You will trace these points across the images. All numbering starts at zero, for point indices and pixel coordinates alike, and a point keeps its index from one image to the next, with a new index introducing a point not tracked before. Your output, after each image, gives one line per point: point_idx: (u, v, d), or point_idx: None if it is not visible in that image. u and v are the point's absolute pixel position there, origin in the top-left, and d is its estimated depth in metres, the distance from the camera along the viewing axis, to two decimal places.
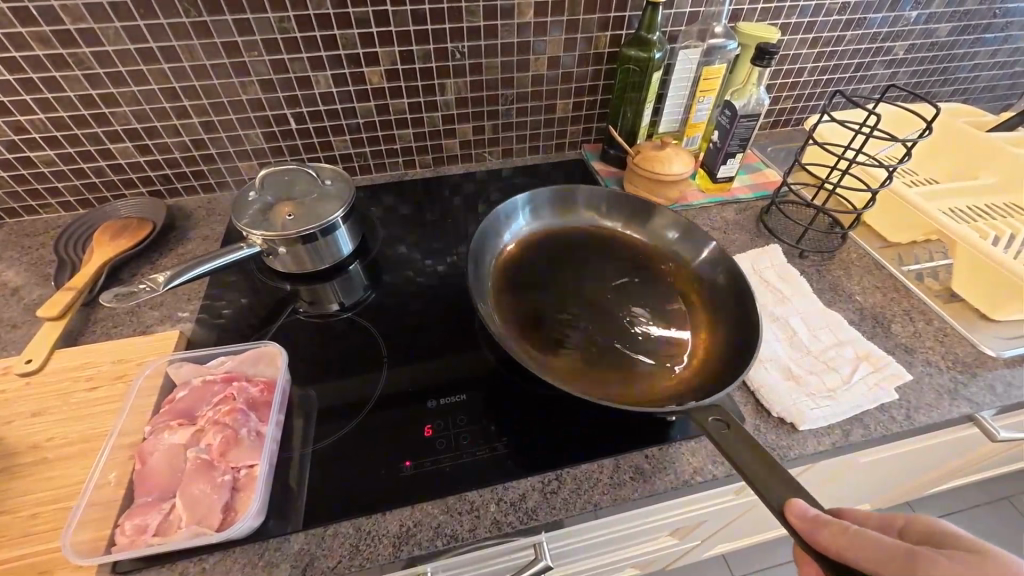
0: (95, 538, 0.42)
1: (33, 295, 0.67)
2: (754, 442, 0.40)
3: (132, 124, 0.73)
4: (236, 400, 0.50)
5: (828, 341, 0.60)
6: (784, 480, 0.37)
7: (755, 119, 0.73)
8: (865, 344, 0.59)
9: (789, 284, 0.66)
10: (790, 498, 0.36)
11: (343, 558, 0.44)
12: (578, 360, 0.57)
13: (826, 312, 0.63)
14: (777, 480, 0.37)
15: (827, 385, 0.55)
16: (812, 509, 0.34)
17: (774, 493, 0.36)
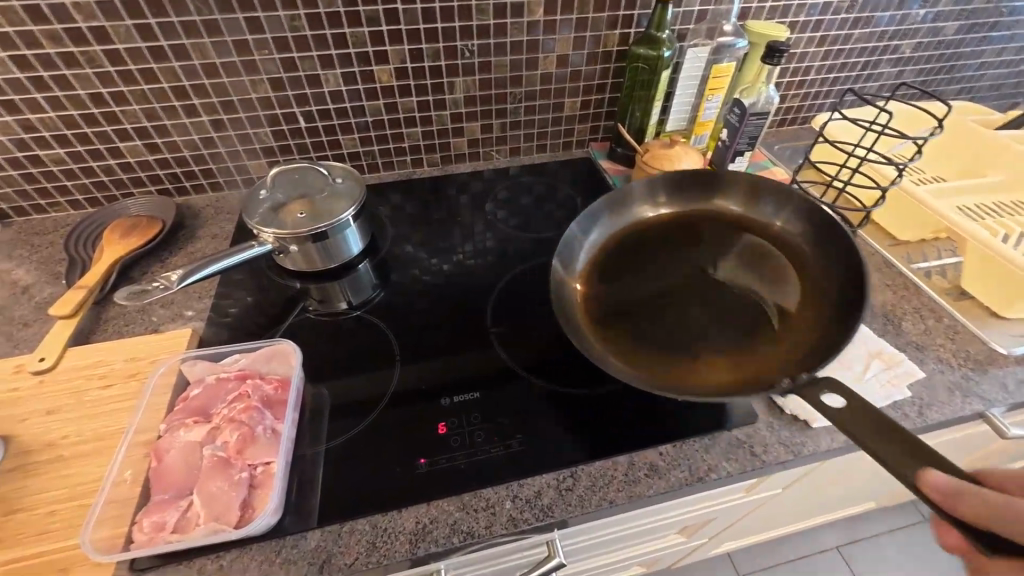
0: (114, 535, 0.42)
1: (44, 294, 0.67)
2: (877, 415, 0.38)
3: (142, 122, 0.73)
4: (250, 397, 0.50)
5: None
6: (912, 451, 0.36)
7: (765, 116, 0.74)
8: (877, 341, 0.60)
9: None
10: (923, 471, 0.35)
11: (361, 554, 0.44)
12: (695, 366, 0.55)
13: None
14: (902, 452, 0.36)
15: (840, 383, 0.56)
16: (948, 479, 0.34)
17: (907, 468, 0.35)
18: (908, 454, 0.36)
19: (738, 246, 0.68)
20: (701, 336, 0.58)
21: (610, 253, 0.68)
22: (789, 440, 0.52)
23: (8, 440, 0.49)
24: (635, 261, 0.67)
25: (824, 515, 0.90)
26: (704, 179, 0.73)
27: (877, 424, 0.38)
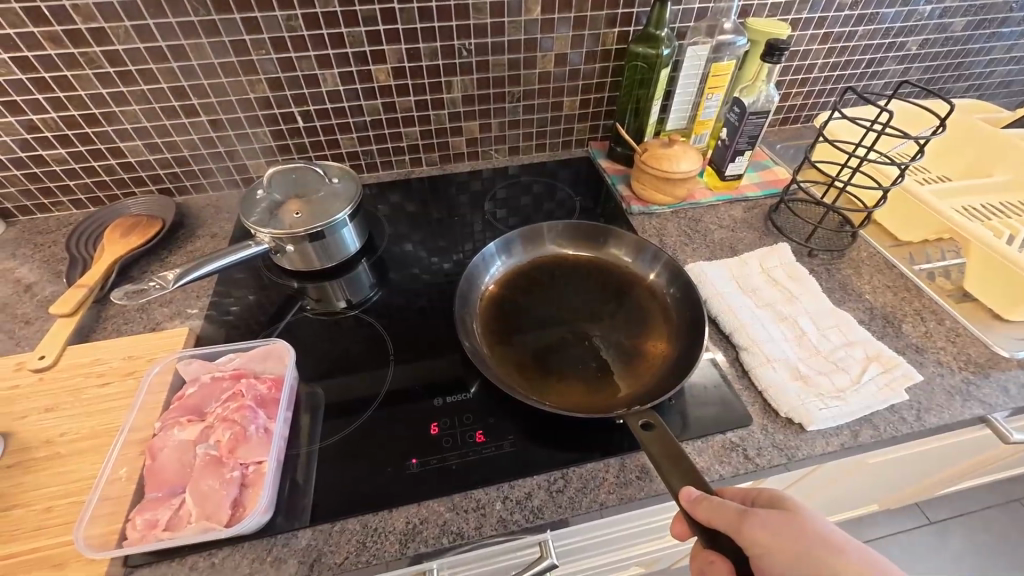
0: (107, 533, 0.42)
1: (46, 292, 0.68)
2: (670, 440, 0.43)
3: (142, 122, 0.73)
4: (244, 396, 0.50)
5: (838, 342, 0.59)
6: (685, 472, 0.40)
7: (765, 116, 0.73)
8: (877, 345, 0.58)
9: (797, 284, 0.65)
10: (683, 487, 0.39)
11: (350, 554, 0.44)
12: (582, 395, 0.55)
13: (835, 312, 0.62)
14: (675, 469, 0.40)
15: (837, 387, 0.54)
16: (697, 491, 0.37)
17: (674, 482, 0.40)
18: (684, 477, 0.40)
19: (627, 291, 0.67)
20: (585, 368, 0.58)
21: (513, 288, 0.67)
22: (784, 443, 0.52)
23: (8, 436, 0.49)
24: (532, 298, 0.66)
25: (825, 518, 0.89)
26: (593, 230, 0.71)
27: (672, 452, 0.42)
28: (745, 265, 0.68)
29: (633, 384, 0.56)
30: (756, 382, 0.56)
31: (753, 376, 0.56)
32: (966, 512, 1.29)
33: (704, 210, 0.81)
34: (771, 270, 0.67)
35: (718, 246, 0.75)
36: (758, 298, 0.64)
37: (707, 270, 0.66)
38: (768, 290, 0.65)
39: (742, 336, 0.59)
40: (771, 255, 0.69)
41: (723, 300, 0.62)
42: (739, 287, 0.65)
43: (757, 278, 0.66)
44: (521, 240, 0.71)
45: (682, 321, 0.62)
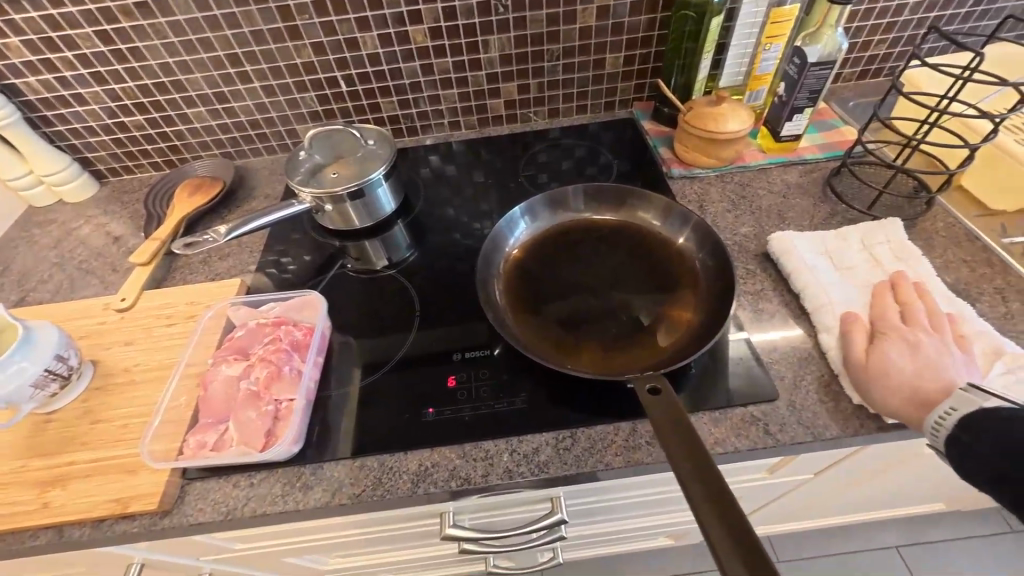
0: (167, 449, 0.49)
1: (129, 244, 0.77)
2: (674, 405, 0.42)
3: (204, 89, 0.79)
4: (281, 340, 0.55)
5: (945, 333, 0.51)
6: (684, 437, 0.39)
7: (830, 67, 0.65)
8: (997, 339, 0.50)
9: (904, 266, 0.58)
10: (682, 455, 0.37)
11: (367, 487, 0.48)
12: (597, 359, 0.55)
13: (949, 300, 0.54)
14: (677, 436, 0.39)
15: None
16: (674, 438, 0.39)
17: (672, 447, 0.38)
18: (682, 439, 0.39)
19: (653, 258, 0.64)
20: (603, 333, 0.57)
21: (538, 250, 0.67)
22: (813, 421, 0.48)
23: (97, 363, 0.58)
24: (557, 262, 0.65)
25: (875, 511, 0.83)
26: (625, 193, 0.69)
27: (674, 413, 0.41)
28: (842, 240, 0.61)
29: (651, 351, 0.55)
30: (834, 363, 0.52)
31: (831, 356, 0.52)
32: None
33: (754, 173, 0.75)
34: (872, 245, 0.60)
35: (765, 213, 0.69)
36: (848, 276, 0.58)
37: (792, 242, 0.61)
38: (863, 268, 0.58)
39: (826, 314, 0.54)
40: (875, 230, 0.61)
41: (806, 277, 0.57)
42: (832, 264, 0.59)
43: (851, 256, 0.59)
44: (551, 203, 0.70)
45: (711, 289, 0.58)
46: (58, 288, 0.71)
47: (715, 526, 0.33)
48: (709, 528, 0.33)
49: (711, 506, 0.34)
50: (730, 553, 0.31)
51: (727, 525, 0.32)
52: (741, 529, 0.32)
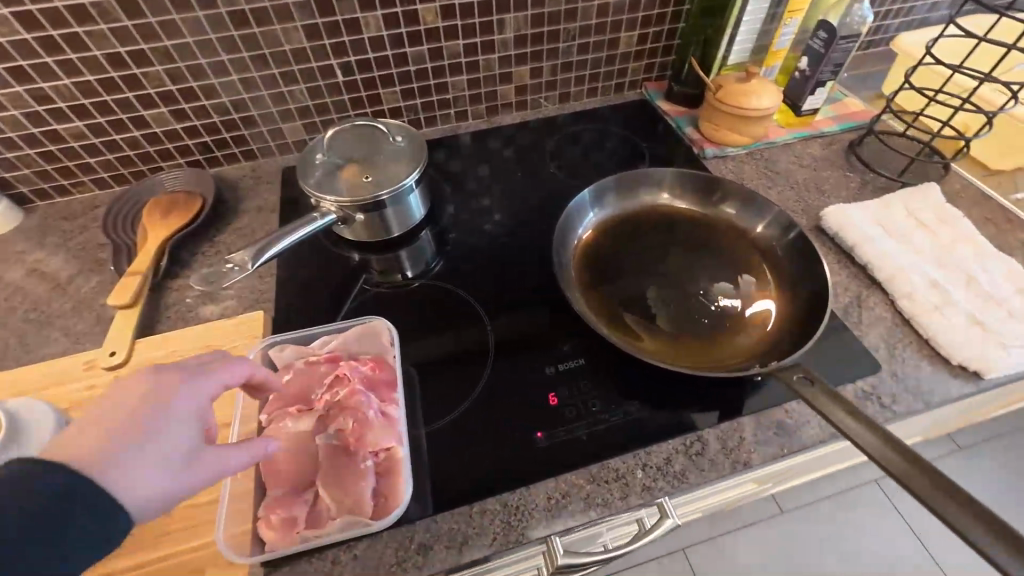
0: (240, 533, 0.40)
1: (91, 283, 0.62)
2: (836, 394, 0.40)
3: (166, 85, 0.64)
4: (351, 380, 0.46)
5: (1012, 290, 0.54)
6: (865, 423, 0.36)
7: (854, 39, 0.67)
8: None
9: (951, 227, 0.60)
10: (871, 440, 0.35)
11: (498, 535, 0.42)
12: (692, 350, 0.53)
13: (1000, 257, 0.57)
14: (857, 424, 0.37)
15: (1023, 336, 0.50)
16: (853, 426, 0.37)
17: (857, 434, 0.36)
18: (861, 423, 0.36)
19: (720, 245, 0.63)
20: (690, 323, 0.55)
21: (604, 240, 0.63)
22: (918, 387, 0.50)
23: None
24: (626, 252, 0.62)
25: None
26: (685, 177, 0.66)
27: (836, 399, 0.40)
28: (888, 207, 0.63)
29: (745, 341, 0.53)
30: (919, 328, 0.53)
31: (917, 322, 0.53)
32: (998, 435, 1.33)
33: (780, 149, 0.76)
34: (917, 211, 0.62)
35: (803, 186, 0.70)
36: (909, 244, 0.59)
37: (848, 214, 0.62)
38: (919, 234, 0.60)
39: (901, 283, 0.55)
40: (917, 196, 0.64)
41: (870, 247, 0.59)
42: (890, 233, 0.61)
43: (905, 222, 0.61)
44: (614, 190, 0.66)
45: (790, 271, 0.58)
46: (4, 350, 0.55)
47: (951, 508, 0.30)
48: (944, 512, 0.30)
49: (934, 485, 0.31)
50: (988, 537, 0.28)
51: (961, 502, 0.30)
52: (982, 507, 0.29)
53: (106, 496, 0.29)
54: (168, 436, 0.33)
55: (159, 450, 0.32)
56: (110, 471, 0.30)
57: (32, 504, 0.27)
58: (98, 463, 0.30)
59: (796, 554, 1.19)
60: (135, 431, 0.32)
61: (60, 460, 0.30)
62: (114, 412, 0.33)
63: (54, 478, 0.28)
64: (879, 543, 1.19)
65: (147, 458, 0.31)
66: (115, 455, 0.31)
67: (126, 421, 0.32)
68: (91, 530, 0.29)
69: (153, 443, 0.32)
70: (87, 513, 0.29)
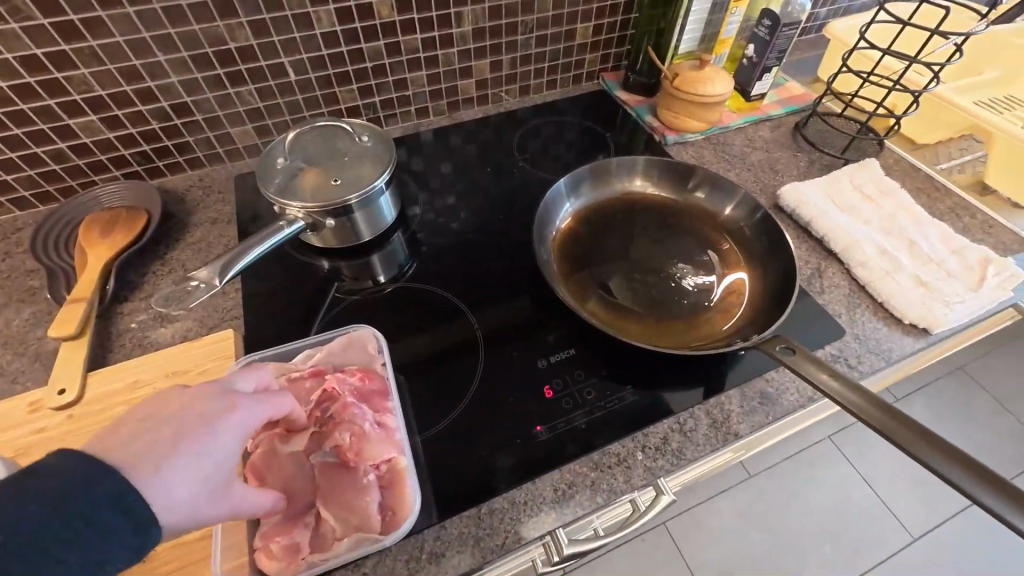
0: (237, 567, 0.37)
1: (23, 315, 0.56)
2: (817, 360, 0.43)
3: (95, 90, 0.58)
4: (341, 394, 0.44)
5: (948, 251, 0.60)
6: (849, 385, 0.39)
7: (795, 27, 0.71)
8: (982, 249, 0.60)
9: (892, 198, 0.66)
10: (859, 402, 0.38)
11: (509, 533, 0.42)
12: (676, 330, 0.55)
13: (935, 222, 0.63)
14: (842, 386, 0.40)
15: (961, 292, 0.56)
16: (837, 388, 0.40)
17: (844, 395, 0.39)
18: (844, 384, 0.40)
19: (691, 228, 0.65)
20: (672, 305, 0.57)
21: (581, 230, 0.64)
22: (878, 346, 0.54)
23: None
24: (604, 240, 0.63)
25: None
26: (653, 163, 0.68)
27: (816, 362, 0.43)
28: (837, 183, 0.67)
29: (724, 319, 0.56)
30: (875, 293, 0.57)
31: (872, 287, 0.58)
32: (927, 383, 1.48)
33: (734, 133, 0.80)
34: (861, 185, 0.67)
35: (758, 168, 0.74)
36: (858, 215, 0.64)
37: (803, 191, 0.66)
38: (865, 206, 0.65)
39: (855, 252, 0.60)
40: (861, 170, 0.69)
41: (825, 221, 0.63)
42: (841, 206, 0.65)
43: (852, 196, 0.66)
44: (587, 179, 0.67)
45: (757, 248, 0.61)
46: None
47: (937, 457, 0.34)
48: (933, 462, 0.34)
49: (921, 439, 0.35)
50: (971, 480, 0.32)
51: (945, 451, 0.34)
52: (958, 452, 0.33)
53: (145, 506, 0.28)
54: (214, 456, 0.32)
55: (203, 469, 0.31)
56: (156, 482, 0.29)
57: (80, 501, 0.26)
58: (147, 470, 0.29)
59: (767, 513, 1.27)
60: (189, 441, 0.31)
61: (114, 460, 0.29)
62: (173, 420, 0.32)
63: (105, 484, 0.27)
64: (838, 493, 1.30)
65: (189, 473, 0.30)
66: (161, 466, 0.30)
67: (181, 430, 0.32)
68: (122, 541, 0.27)
69: (199, 458, 0.31)
70: (124, 522, 0.27)
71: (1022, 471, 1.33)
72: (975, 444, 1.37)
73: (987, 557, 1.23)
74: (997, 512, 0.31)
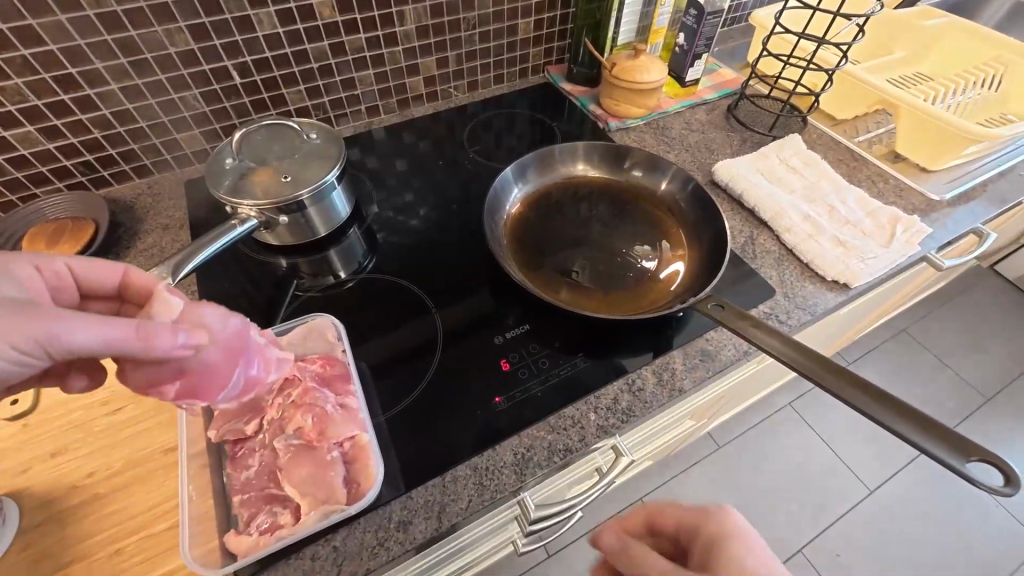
0: (210, 549, 0.39)
1: None
2: (746, 314, 0.47)
3: (31, 100, 0.57)
4: (302, 379, 0.46)
5: (863, 213, 0.66)
6: (780, 338, 0.43)
7: (719, 15, 0.76)
8: (892, 209, 0.66)
9: (813, 168, 0.71)
10: (786, 350, 0.42)
11: (473, 497, 0.44)
12: (622, 299, 0.58)
13: (852, 188, 0.69)
14: (770, 336, 0.44)
15: (874, 249, 0.61)
16: (761, 338, 0.44)
17: (773, 345, 0.43)
18: (770, 334, 0.44)
19: (633, 207, 0.69)
20: (618, 277, 0.61)
21: (531, 215, 0.67)
22: (805, 301, 0.59)
23: (17, 496, 0.42)
24: (552, 222, 0.67)
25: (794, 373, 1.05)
26: (595, 148, 0.72)
27: (742, 315, 0.47)
28: (765, 158, 0.73)
29: (666, 288, 0.60)
30: (801, 255, 0.63)
31: (799, 250, 0.63)
32: (873, 346, 1.58)
33: (672, 117, 0.84)
34: (786, 159, 0.73)
35: (696, 148, 0.79)
36: (784, 186, 0.70)
37: (735, 167, 0.71)
38: (790, 177, 0.71)
39: (782, 220, 0.65)
40: (786, 145, 0.74)
41: (755, 192, 0.68)
42: (769, 178, 0.70)
43: (779, 169, 0.72)
44: (534, 165, 0.70)
45: (694, 221, 0.65)
46: None
47: (857, 394, 0.38)
48: (853, 399, 0.38)
49: (843, 380, 0.39)
50: (882, 411, 0.37)
51: (860, 387, 0.38)
52: (868, 385, 0.38)
53: None
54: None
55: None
56: None
57: None
58: None
59: (735, 479, 1.34)
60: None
61: None
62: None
63: None
64: (800, 454, 1.37)
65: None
66: None
67: None
68: None
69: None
70: None
71: (962, 420, 1.44)
72: (920, 399, 1.48)
73: (938, 499, 1.32)
74: (913, 439, 0.36)
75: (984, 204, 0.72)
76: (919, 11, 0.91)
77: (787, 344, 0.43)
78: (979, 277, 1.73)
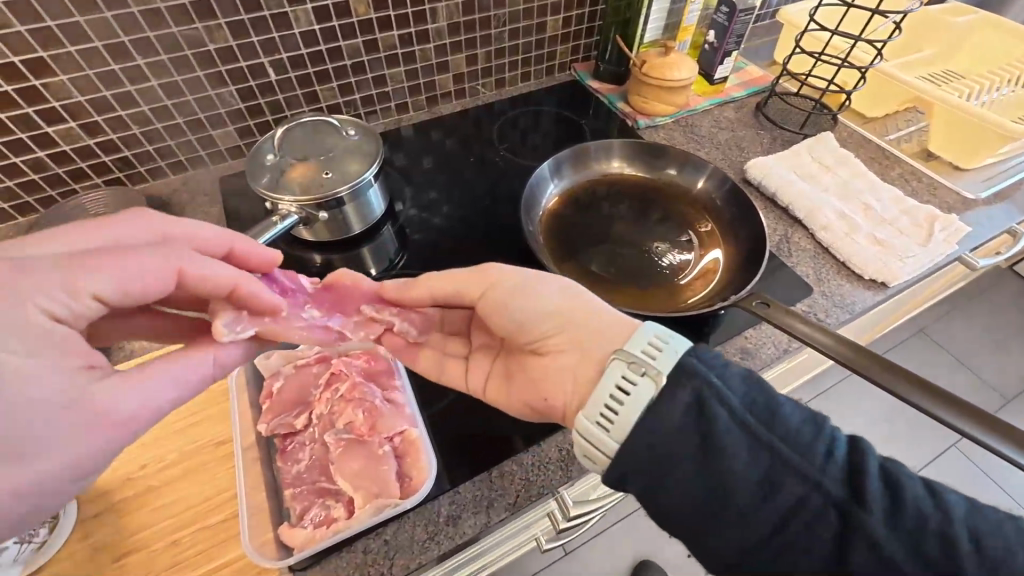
0: (266, 539, 0.40)
1: None
2: (790, 309, 0.47)
3: (75, 97, 0.58)
4: (350, 374, 0.48)
5: (898, 211, 0.65)
6: (827, 335, 0.43)
7: (750, 12, 0.76)
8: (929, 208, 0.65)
9: (848, 166, 0.71)
10: (835, 346, 0.42)
11: (520, 491, 0.44)
12: (659, 296, 0.58)
13: (887, 187, 0.69)
14: (816, 332, 0.44)
15: (911, 247, 0.61)
16: (808, 334, 0.44)
17: (821, 340, 0.43)
18: (815, 330, 0.44)
19: (667, 204, 0.69)
20: (653, 273, 0.61)
21: (565, 211, 0.67)
22: (842, 300, 0.59)
23: None
24: (586, 219, 0.67)
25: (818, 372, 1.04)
26: (629, 145, 0.72)
27: (785, 311, 0.47)
28: (798, 156, 0.72)
29: (702, 286, 0.60)
30: (836, 253, 0.62)
31: (835, 248, 0.62)
32: (892, 346, 1.57)
33: (701, 115, 0.84)
34: (820, 157, 0.72)
35: (726, 146, 0.79)
36: (818, 183, 0.69)
37: (769, 165, 0.70)
38: (824, 175, 0.70)
39: (818, 218, 0.64)
40: (819, 143, 0.74)
41: (789, 190, 0.67)
42: (802, 176, 0.70)
43: (812, 167, 0.71)
44: (569, 162, 0.70)
45: (728, 219, 0.65)
46: None
47: (911, 390, 0.38)
48: (907, 395, 0.38)
49: (895, 375, 0.39)
50: (937, 406, 0.37)
51: (914, 382, 0.38)
52: (921, 380, 0.38)
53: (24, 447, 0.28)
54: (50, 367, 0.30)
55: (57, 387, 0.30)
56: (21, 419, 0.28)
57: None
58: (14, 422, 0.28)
59: None
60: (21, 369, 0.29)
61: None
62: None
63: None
64: None
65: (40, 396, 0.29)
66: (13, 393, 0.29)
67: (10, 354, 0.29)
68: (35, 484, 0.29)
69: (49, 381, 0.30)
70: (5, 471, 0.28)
71: None
72: None
73: None
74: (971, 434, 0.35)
75: (1018, 204, 0.71)
76: (952, 7, 0.90)
77: (834, 341, 0.42)
78: (1000, 278, 1.71)
